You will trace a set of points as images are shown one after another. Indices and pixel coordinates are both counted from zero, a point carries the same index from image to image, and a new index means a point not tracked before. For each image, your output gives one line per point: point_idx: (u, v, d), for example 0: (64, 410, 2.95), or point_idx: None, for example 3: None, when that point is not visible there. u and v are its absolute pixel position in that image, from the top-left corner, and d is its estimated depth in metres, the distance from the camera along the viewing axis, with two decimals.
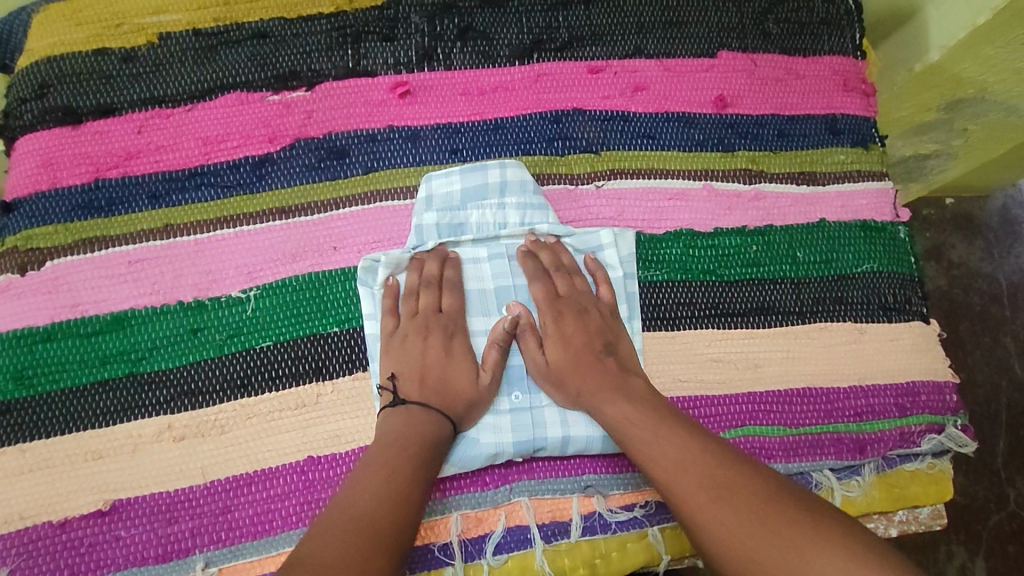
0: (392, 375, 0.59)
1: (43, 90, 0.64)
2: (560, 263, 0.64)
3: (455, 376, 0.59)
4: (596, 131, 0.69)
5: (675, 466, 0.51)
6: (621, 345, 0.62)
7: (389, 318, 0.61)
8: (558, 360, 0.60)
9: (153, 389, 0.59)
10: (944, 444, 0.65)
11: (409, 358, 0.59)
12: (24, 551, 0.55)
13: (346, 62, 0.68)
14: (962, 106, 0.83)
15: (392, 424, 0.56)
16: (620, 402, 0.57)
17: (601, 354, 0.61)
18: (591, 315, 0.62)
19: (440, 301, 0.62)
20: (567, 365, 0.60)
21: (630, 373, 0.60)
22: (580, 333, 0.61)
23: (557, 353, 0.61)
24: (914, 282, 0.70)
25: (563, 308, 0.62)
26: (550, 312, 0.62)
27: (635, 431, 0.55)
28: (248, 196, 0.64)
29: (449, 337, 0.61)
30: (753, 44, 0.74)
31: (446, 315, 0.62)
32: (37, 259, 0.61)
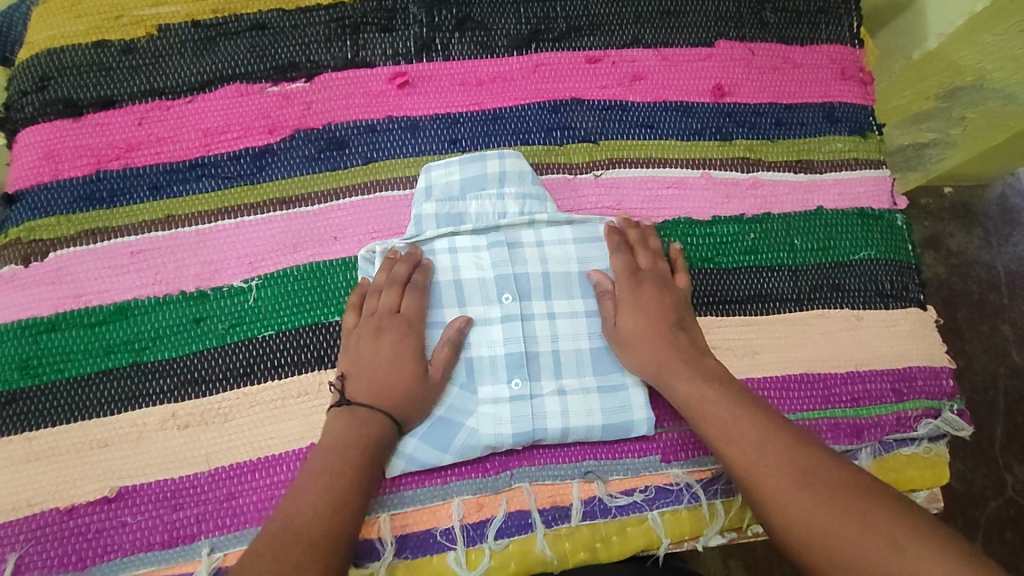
0: (343, 375, 0.58)
1: (43, 83, 0.64)
2: (644, 243, 0.64)
3: (400, 377, 0.57)
4: (594, 120, 0.70)
5: (755, 449, 0.51)
6: (694, 328, 0.62)
7: (351, 314, 0.60)
8: (632, 323, 0.60)
9: (157, 378, 0.59)
10: (941, 428, 0.65)
11: (362, 358, 0.58)
12: (31, 537, 0.55)
13: (345, 54, 0.68)
14: (960, 94, 0.83)
15: (338, 427, 0.55)
16: (693, 380, 0.57)
17: (675, 329, 0.60)
18: (669, 293, 0.62)
19: (400, 303, 0.59)
20: (642, 330, 0.60)
21: (703, 352, 0.60)
22: (658, 303, 0.61)
23: (630, 319, 0.60)
24: (911, 269, 0.70)
25: (640, 281, 0.62)
26: (629, 280, 0.62)
27: (712, 412, 0.55)
28: (249, 186, 0.64)
29: (402, 339, 0.58)
30: (750, 33, 0.74)
31: (403, 316, 0.59)
32: (40, 250, 0.61)
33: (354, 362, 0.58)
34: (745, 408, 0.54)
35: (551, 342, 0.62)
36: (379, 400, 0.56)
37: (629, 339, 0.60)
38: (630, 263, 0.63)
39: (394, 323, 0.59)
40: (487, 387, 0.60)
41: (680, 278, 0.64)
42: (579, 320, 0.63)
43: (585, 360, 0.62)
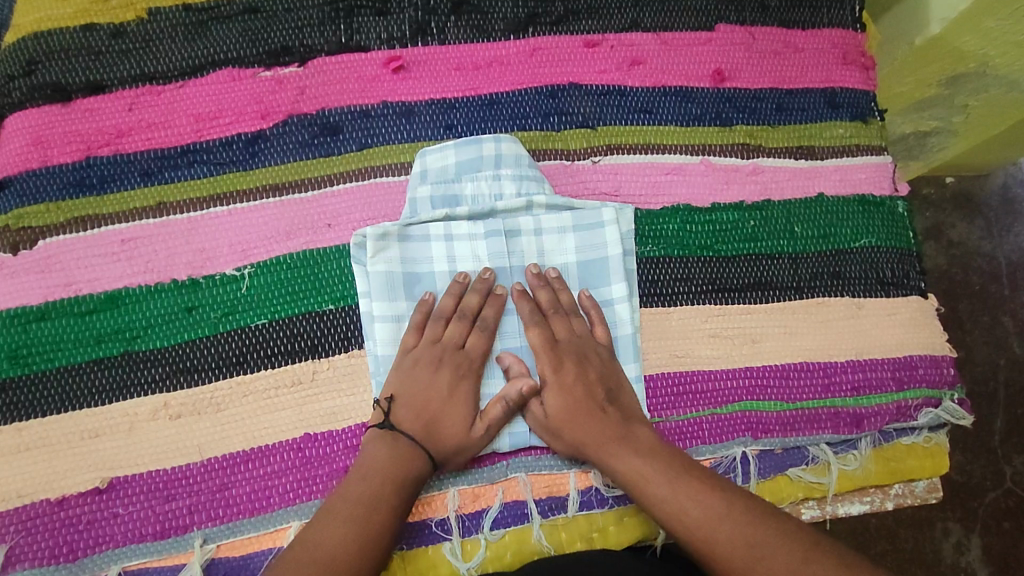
0: (390, 397, 0.57)
1: (30, 66, 0.63)
2: (559, 303, 0.61)
3: (454, 418, 0.57)
4: (592, 106, 0.69)
5: (704, 524, 0.50)
6: (625, 394, 0.60)
7: (413, 334, 0.59)
8: (558, 414, 0.57)
9: (149, 368, 0.58)
10: (940, 418, 0.65)
11: (416, 386, 0.57)
12: (22, 528, 0.55)
13: (339, 38, 0.67)
14: (964, 80, 0.82)
15: (379, 451, 0.54)
16: (629, 456, 0.55)
17: (604, 405, 0.58)
18: (592, 364, 0.59)
19: (466, 337, 0.59)
20: (568, 419, 0.57)
21: (632, 420, 0.58)
22: (580, 383, 0.58)
23: (557, 407, 0.58)
24: (912, 257, 0.70)
25: (561, 358, 0.59)
26: (549, 360, 0.59)
27: (652, 491, 0.53)
28: (241, 173, 0.63)
29: (460, 379, 0.58)
30: (752, 17, 0.73)
31: (465, 353, 0.59)
32: (28, 238, 0.60)
33: (400, 386, 0.57)
34: (683, 479, 0.53)
35: None
36: (427, 434, 0.56)
37: (558, 428, 0.58)
38: (546, 339, 0.60)
39: (450, 359, 0.58)
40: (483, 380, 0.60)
41: (598, 332, 0.61)
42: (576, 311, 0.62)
43: None
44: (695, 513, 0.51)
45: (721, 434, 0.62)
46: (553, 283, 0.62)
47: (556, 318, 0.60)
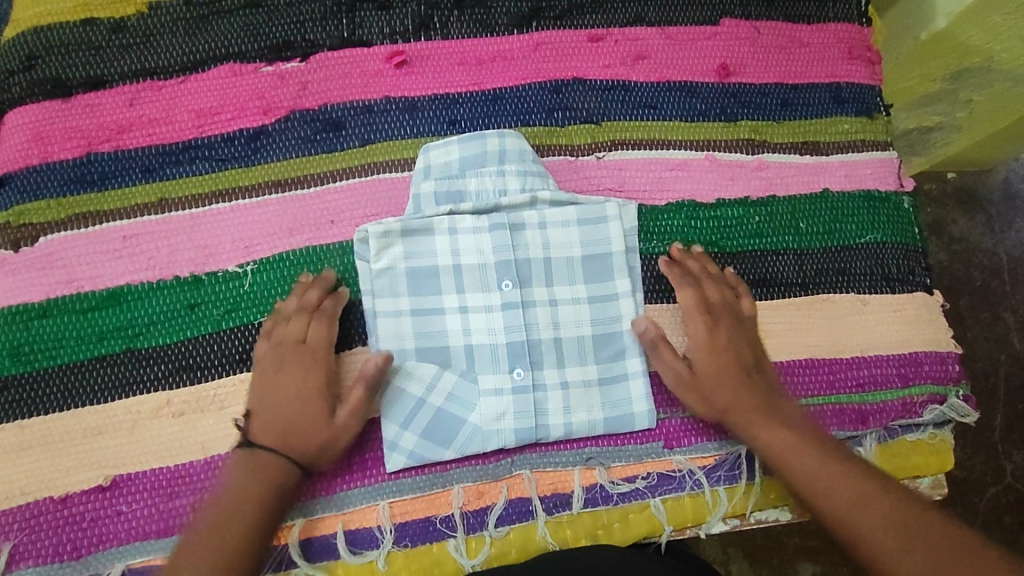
0: (247, 413, 0.56)
1: (30, 61, 0.62)
2: (707, 272, 0.63)
3: (306, 414, 0.55)
4: (595, 101, 0.68)
5: (825, 475, 0.53)
6: (767, 363, 0.61)
7: (262, 342, 0.58)
8: (706, 368, 0.59)
9: (152, 365, 0.58)
10: (945, 415, 0.65)
11: (266, 395, 0.55)
12: (26, 526, 0.55)
13: (341, 32, 0.66)
14: (969, 75, 0.82)
15: (239, 468, 0.53)
16: (769, 427, 0.56)
17: (750, 368, 0.59)
18: (743, 330, 0.61)
19: (307, 330, 0.57)
20: (716, 375, 0.59)
21: (778, 390, 0.59)
22: (729, 344, 0.60)
23: (701, 363, 0.59)
24: (918, 253, 0.69)
25: (715, 320, 0.61)
26: (701, 320, 0.61)
27: (783, 443, 0.55)
28: (243, 169, 0.63)
29: (307, 373, 0.56)
30: (757, 11, 0.72)
31: (308, 346, 0.57)
32: (30, 235, 0.60)
33: (254, 403, 0.56)
34: (821, 452, 0.55)
35: (552, 329, 0.61)
36: (286, 443, 0.54)
37: (708, 385, 0.59)
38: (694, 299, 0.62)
39: (290, 360, 0.56)
40: (487, 377, 0.59)
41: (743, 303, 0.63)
42: (580, 306, 0.62)
43: (587, 348, 0.61)
44: (822, 465, 0.53)
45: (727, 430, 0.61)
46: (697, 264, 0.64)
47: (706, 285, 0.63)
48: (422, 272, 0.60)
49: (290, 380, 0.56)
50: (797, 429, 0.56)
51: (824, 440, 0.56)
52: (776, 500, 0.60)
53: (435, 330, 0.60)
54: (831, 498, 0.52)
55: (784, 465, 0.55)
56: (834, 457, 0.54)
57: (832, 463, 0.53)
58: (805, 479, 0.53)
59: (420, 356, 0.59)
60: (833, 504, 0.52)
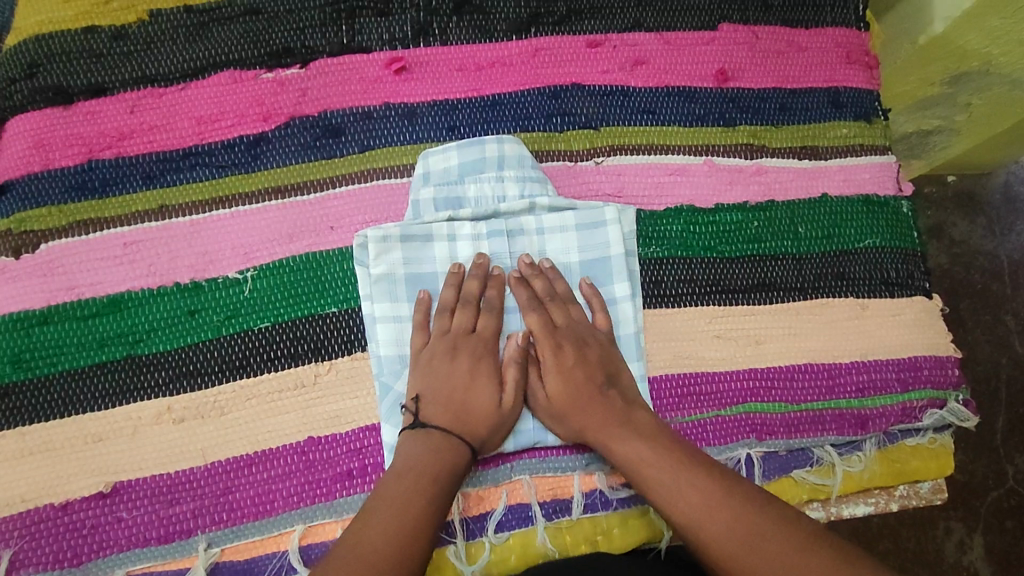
0: (417, 396, 0.56)
1: (32, 69, 0.63)
2: (554, 292, 0.61)
3: (478, 398, 0.57)
4: (594, 107, 0.68)
5: (698, 511, 0.50)
6: (623, 375, 0.59)
7: (418, 335, 0.59)
8: (557, 396, 0.58)
9: (152, 371, 0.58)
10: (945, 419, 0.65)
11: (436, 380, 0.57)
12: (26, 533, 0.55)
13: (340, 39, 0.66)
14: (967, 79, 0.82)
15: (410, 449, 0.54)
16: (626, 441, 0.55)
17: (605, 387, 0.58)
18: (591, 348, 0.59)
19: (477, 321, 0.59)
20: (570, 402, 0.58)
21: (635, 405, 0.58)
22: (580, 366, 0.58)
23: (556, 388, 0.58)
24: (917, 257, 0.69)
25: (558, 344, 0.59)
26: (548, 344, 0.59)
27: (651, 474, 0.53)
28: (243, 176, 0.63)
29: (432, 360, 0.58)
30: (755, 16, 0.73)
31: (478, 336, 0.59)
32: (30, 243, 0.60)
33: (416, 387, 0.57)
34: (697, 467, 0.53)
35: None
36: (457, 423, 0.55)
37: (557, 409, 0.58)
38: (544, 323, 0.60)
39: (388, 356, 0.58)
40: None
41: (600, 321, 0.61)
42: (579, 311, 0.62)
43: None
44: (687, 500, 0.51)
45: (726, 436, 0.61)
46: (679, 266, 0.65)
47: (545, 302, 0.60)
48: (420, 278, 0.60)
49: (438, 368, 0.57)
50: (657, 457, 0.54)
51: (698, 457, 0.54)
52: None
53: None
54: (707, 540, 0.49)
55: (656, 498, 0.53)
56: (726, 494, 0.51)
57: (693, 497, 0.51)
58: (679, 508, 0.51)
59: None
60: (715, 546, 0.48)
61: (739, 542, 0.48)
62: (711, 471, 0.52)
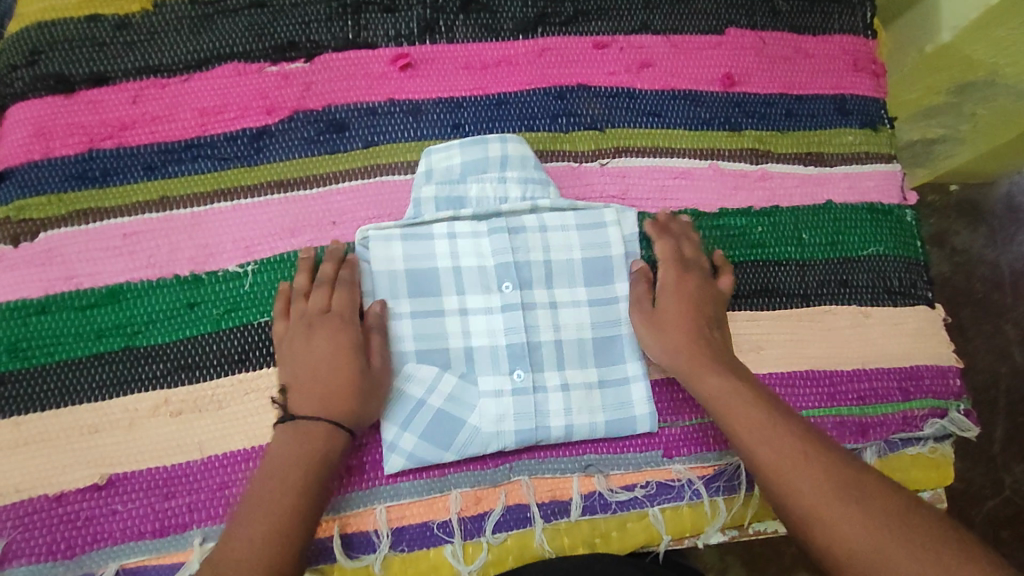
0: (282, 388, 0.55)
1: (33, 57, 0.62)
2: (686, 236, 0.64)
3: (340, 374, 0.54)
4: (600, 108, 0.68)
5: (781, 445, 0.50)
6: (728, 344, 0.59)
7: (281, 321, 0.58)
8: (664, 343, 0.58)
9: (149, 363, 0.58)
10: (946, 428, 0.64)
11: (298, 364, 0.55)
12: (19, 523, 0.54)
13: (346, 33, 0.66)
14: (973, 89, 0.82)
15: (280, 442, 0.52)
16: (721, 377, 0.55)
17: (713, 326, 0.59)
18: (710, 287, 0.62)
19: (331, 300, 0.57)
20: (681, 315, 0.59)
21: (741, 354, 0.59)
22: (698, 291, 0.60)
23: (670, 300, 0.60)
24: (920, 266, 0.69)
25: (682, 271, 0.61)
26: (672, 271, 0.61)
27: (749, 410, 0.53)
28: (245, 169, 0.63)
29: (305, 342, 0.56)
30: (762, 21, 0.72)
31: (335, 313, 0.57)
32: (30, 231, 0.60)
33: (285, 377, 0.56)
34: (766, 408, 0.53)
35: (552, 331, 0.60)
36: (324, 389, 0.54)
37: (666, 321, 0.59)
38: (675, 281, 0.61)
39: (295, 336, 0.56)
40: (487, 378, 0.59)
41: (725, 278, 0.63)
42: (581, 310, 0.61)
43: (587, 352, 0.61)
44: (777, 435, 0.51)
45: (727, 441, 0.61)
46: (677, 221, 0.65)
47: (672, 264, 0.62)
48: (419, 274, 0.60)
49: (299, 349, 0.56)
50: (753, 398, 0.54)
51: (771, 401, 0.54)
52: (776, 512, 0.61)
53: (435, 332, 0.59)
54: (780, 474, 0.49)
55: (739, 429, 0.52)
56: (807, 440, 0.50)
57: (785, 431, 0.51)
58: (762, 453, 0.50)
59: (419, 362, 0.58)
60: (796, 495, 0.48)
61: (821, 498, 0.47)
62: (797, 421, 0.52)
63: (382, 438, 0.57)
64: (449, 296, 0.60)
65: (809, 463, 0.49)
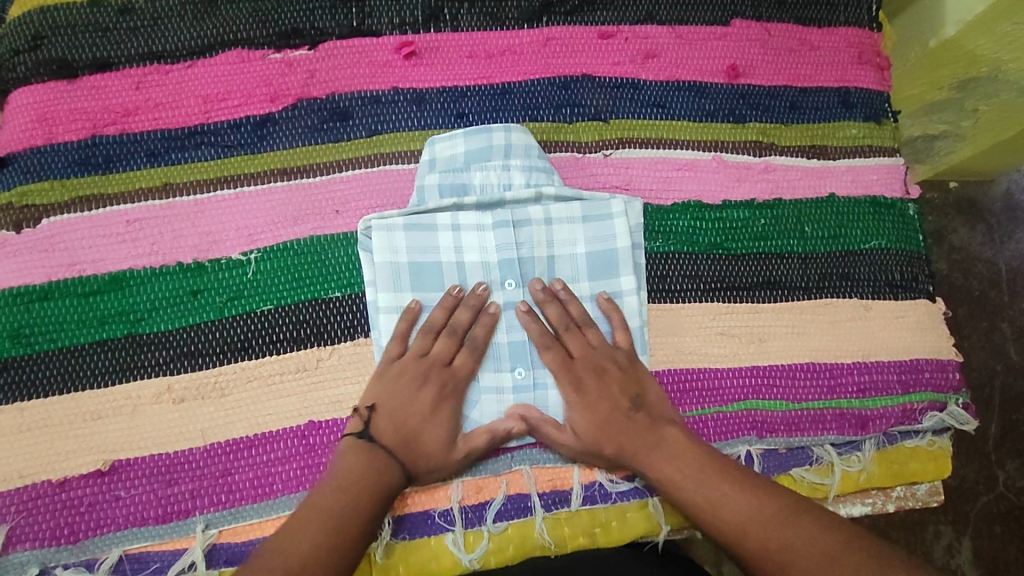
0: (372, 406, 0.55)
1: (35, 41, 0.62)
2: (568, 319, 0.59)
3: (435, 439, 0.55)
4: (605, 99, 0.68)
5: (709, 497, 0.52)
6: (649, 395, 0.58)
7: (397, 345, 0.57)
8: (586, 434, 0.56)
9: (153, 351, 0.58)
10: (945, 422, 0.65)
11: (397, 402, 0.55)
12: (23, 509, 0.54)
13: (350, 21, 0.65)
14: (975, 84, 0.82)
15: (351, 458, 0.52)
16: (668, 462, 0.54)
17: (631, 412, 0.56)
18: (612, 370, 0.58)
19: (453, 357, 0.57)
20: (597, 433, 0.56)
21: (665, 418, 0.57)
22: (601, 398, 0.57)
23: (581, 427, 0.57)
24: (922, 260, 0.69)
25: (578, 382, 0.58)
26: (567, 380, 0.58)
27: (676, 478, 0.53)
28: (248, 157, 0.62)
29: (444, 397, 0.56)
30: (768, 13, 0.72)
31: (451, 372, 0.57)
32: (32, 216, 0.59)
33: (374, 398, 0.55)
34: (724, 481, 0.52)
35: None
36: (403, 449, 0.54)
37: (589, 448, 0.56)
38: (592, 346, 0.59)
39: (433, 379, 0.56)
40: (489, 375, 0.59)
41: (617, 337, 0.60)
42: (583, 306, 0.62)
43: None
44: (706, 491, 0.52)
45: (726, 432, 0.61)
46: (561, 297, 0.60)
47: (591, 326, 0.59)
48: (422, 267, 0.60)
49: (425, 401, 0.55)
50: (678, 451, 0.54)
51: (725, 468, 0.53)
52: None
53: None
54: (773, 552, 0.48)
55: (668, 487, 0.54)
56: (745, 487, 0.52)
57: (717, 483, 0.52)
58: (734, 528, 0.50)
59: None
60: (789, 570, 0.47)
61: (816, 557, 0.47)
62: (722, 468, 0.53)
63: None
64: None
65: (743, 504, 0.51)
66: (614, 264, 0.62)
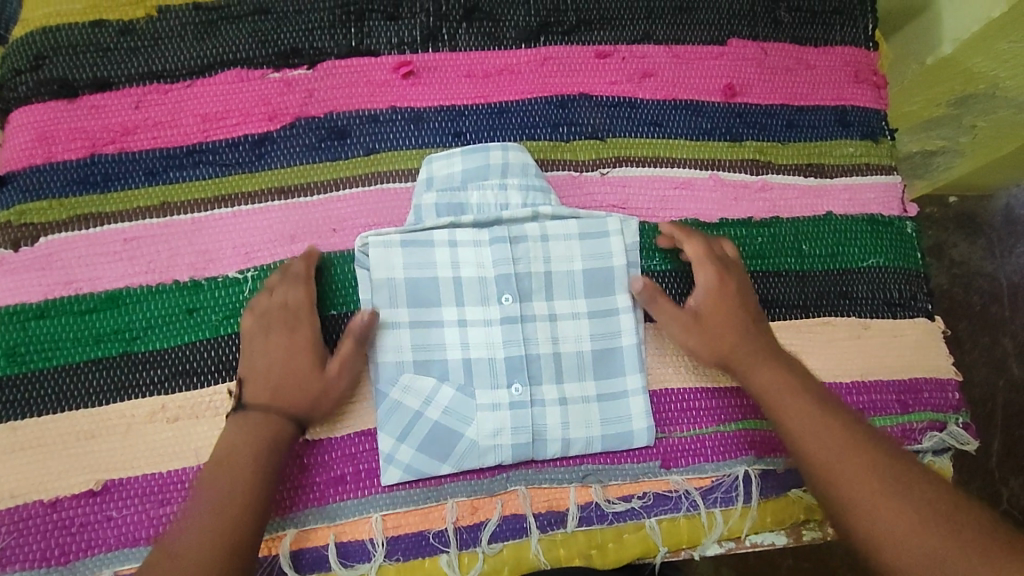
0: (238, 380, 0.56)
1: (37, 61, 0.63)
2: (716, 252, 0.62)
3: (295, 364, 0.55)
4: (601, 117, 0.68)
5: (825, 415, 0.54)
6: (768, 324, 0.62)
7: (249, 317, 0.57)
8: (706, 299, 0.61)
9: (148, 369, 0.58)
10: (944, 442, 0.64)
11: (255, 358, 0.55)
12: (15, 529, 0.54)
13: (349, 41, 0.66)
14: (973, 102, 0.82)
15: (235, 434, 0.53)
16: (777, 372, 0.57)
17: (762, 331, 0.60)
18: (747, 293, 0.61)
19: (286, 295, 0.57)
20: (717, 316, 0.60)
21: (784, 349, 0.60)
22: (738, 295, 0.61)
23: (705, 309, 0.60)
24: (920, 278, 0.69)
25: (723, 272, 0.61)
26: (705, 273, 0.61)
27: (787, 382, 0.57)
28: (246, 175, 0.63)
29: (293, 331, 0.56)
30: (764, 32, 0.73)
31: (288, 309, 0.57)
32: (30, 235, 0.60)
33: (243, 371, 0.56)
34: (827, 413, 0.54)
35: (551, 344, 0.61)
36: (278, 398, 0.54)
37: (704, 316, 0.60)
38: (716, 281, 0.61)
39: (277, 322, 0.56)
40: (484, 392, 0.59)
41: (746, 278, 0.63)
42: (579, 322, 0.61)
43: (586, 365, 0.61)
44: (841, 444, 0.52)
45: (723, 452, 0.61)
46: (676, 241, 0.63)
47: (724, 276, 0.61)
48: (418, 284, 0.60)
49: (279, 342, 0.56)
50: (802, 398, 0.55)
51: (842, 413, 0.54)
52: (772, 523, 0.61)
53: (435, 343, 0.59)
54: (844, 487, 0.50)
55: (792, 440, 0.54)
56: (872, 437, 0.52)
57: (835, 425, 0.53)
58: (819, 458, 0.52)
59: (417, 376, 0.58)
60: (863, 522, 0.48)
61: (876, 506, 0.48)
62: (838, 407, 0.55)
63: (379, 450, 0.57)
64: (447, 308, 0.60)
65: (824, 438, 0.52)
66: (613, 282, 0.62)
